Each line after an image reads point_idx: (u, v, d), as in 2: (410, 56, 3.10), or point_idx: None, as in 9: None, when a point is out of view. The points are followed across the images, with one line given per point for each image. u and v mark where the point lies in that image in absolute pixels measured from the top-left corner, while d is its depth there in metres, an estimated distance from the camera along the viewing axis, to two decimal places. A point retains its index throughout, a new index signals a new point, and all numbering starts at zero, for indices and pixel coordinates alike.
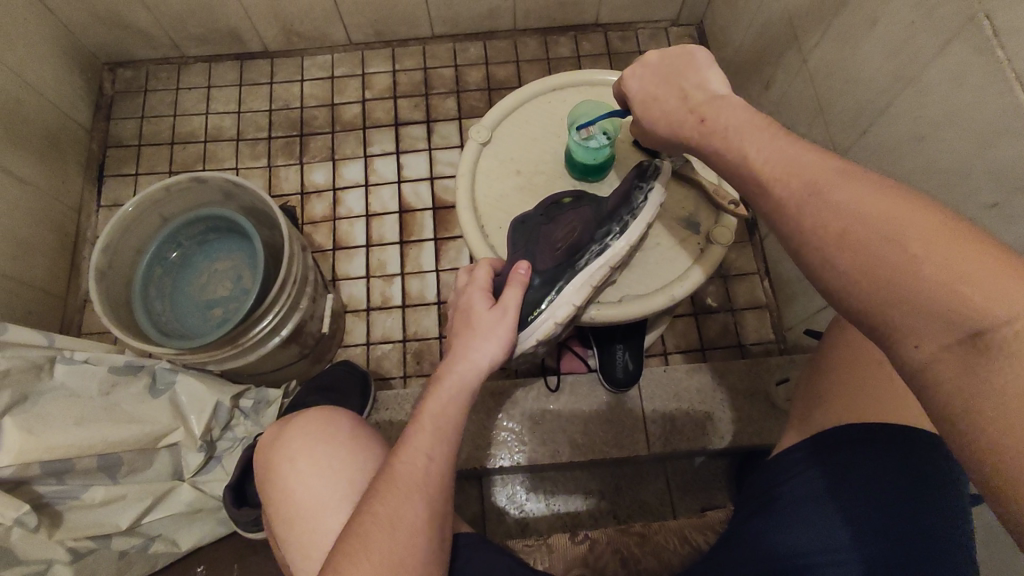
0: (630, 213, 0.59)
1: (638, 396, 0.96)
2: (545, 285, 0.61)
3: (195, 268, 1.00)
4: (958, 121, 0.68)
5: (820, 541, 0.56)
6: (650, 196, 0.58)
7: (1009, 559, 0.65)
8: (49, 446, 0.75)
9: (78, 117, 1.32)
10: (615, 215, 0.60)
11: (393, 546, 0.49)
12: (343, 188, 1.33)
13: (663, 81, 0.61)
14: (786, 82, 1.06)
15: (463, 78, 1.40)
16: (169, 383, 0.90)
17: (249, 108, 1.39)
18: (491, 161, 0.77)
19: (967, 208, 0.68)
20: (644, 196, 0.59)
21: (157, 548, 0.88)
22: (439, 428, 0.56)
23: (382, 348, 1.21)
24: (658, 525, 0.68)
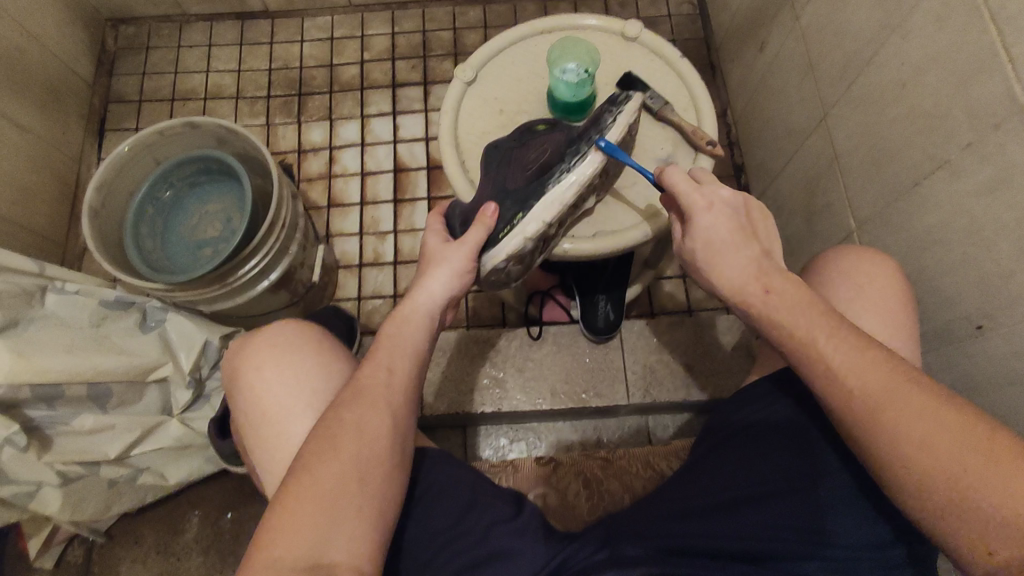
0: (599, 133, 0.60)
1: (620, 347, 0.98)
2: (516, 204, 0.62)
3: (186, 209, 1.02)
4: (937, 65, 0.68)
5: (763, 476, 0.57)
6: (618, 116, 0.60)
7: None
8: (40, 370, 0.76)
9: (80, 71, 1.34)
10: (584, 136, 0.62)
11: (361, 446, 0.51)
12: (339, 147, 1.33)
13: (735, 227, 0.57)
14: (779, 42, 1.04)
15: (461, 41, 1.40)
16: (160, 320, 0.92)
17: (248, 67, 1.40)
18: (475, 98, 0.77)
19: (943, 152, 0.68)
20: (612, 116, 0.61)
21: (145, 480, 0.93)
22: (401, 345, 0.59)
23: (373, 303, 1.22)
24: (624, 452, 0.76)
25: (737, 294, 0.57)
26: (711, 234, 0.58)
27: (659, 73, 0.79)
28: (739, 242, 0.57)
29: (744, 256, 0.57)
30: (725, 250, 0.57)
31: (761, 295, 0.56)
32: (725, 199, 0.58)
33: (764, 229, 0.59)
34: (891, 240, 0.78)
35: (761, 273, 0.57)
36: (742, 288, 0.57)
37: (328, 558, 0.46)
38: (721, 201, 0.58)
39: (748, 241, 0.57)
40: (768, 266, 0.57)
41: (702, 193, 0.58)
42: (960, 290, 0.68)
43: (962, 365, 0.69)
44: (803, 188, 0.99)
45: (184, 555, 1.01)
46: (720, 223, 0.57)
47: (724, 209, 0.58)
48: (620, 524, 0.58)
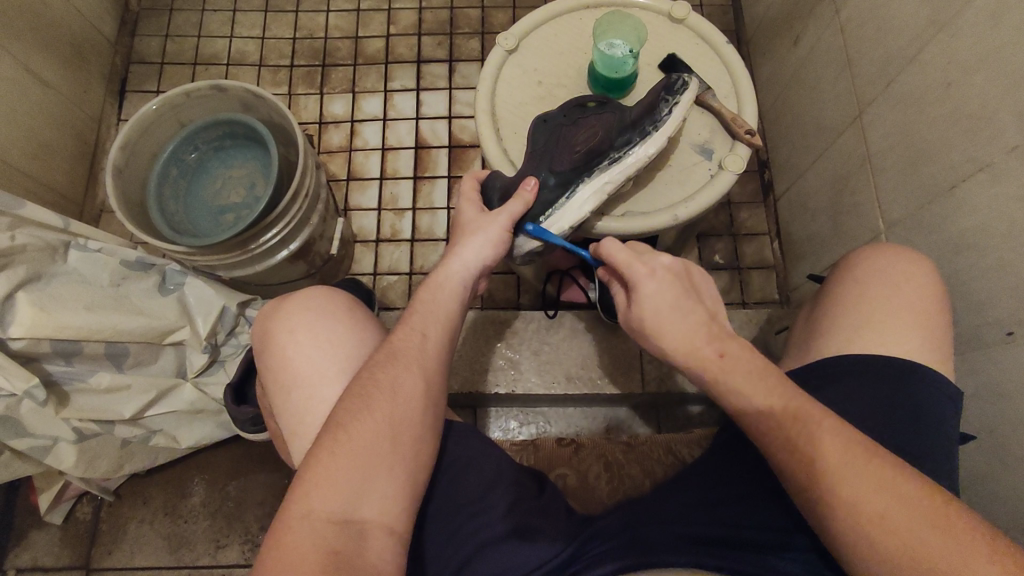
0: (653, 125, 0.64)
1: (637, 335, 0.98)
2: (560, 186, 0.66)
3: (210, 172, 1.02)
4: (986, 66, 0.67)
5: None
6: (675, 109, 0.64)
7: (1010, 503, 0.65)
8: (60, 325, 0.77)
9: (103, 29, 1.32)
10: (637, 124, 0.65)
11: (395, 407, 0.52)
12: (361, 121, 1.32)
13: (679, 307, 0.54)
14: (815, 36, 1.02)
15: (488, 20, 1.38)
16: (179, 284, 0.92)
17: (273, 35, 1.38)
18: (515, 68, 0.77)
19: (986, 154, 0.67)
20: (668, 108, 0.65)
21: (157, 442, 0.93)
22: (434, 311, 0.59)
23: (388, 279, 1.21)
24: (645, 439, 0.76)
25: (690, 355, 0.54)
26: (658, 298, 0.55)
27: (701, 57, 0.78)
28: (686, 304, 0.55)
29: (689, 322, 0.54)
30: (669, 319, 0.54)
31: (715, 356, 0.53)
32: (667, 266, 0.57)
33: (708, 294, 0.58)
34: (922, 241, 0.77)
35: (712, 336, 0.53)
36: (693, 349, 0.53)
37: (358, 515, 0.47)
38: (662, 268, 0.56)
39: (694, 303, 0.55)
40: (716, 330, 0.54)
41: (645, 259, 0.57)
42: (991, 296, 0.67)
43: (987, 372, 0.68)
44: (832, 186, 0.98)
45: (191, 519, 1.01)
46: (663, 290, 0.55)
47: (669, 275, 0.56)
48: (641, 507, 0.57)
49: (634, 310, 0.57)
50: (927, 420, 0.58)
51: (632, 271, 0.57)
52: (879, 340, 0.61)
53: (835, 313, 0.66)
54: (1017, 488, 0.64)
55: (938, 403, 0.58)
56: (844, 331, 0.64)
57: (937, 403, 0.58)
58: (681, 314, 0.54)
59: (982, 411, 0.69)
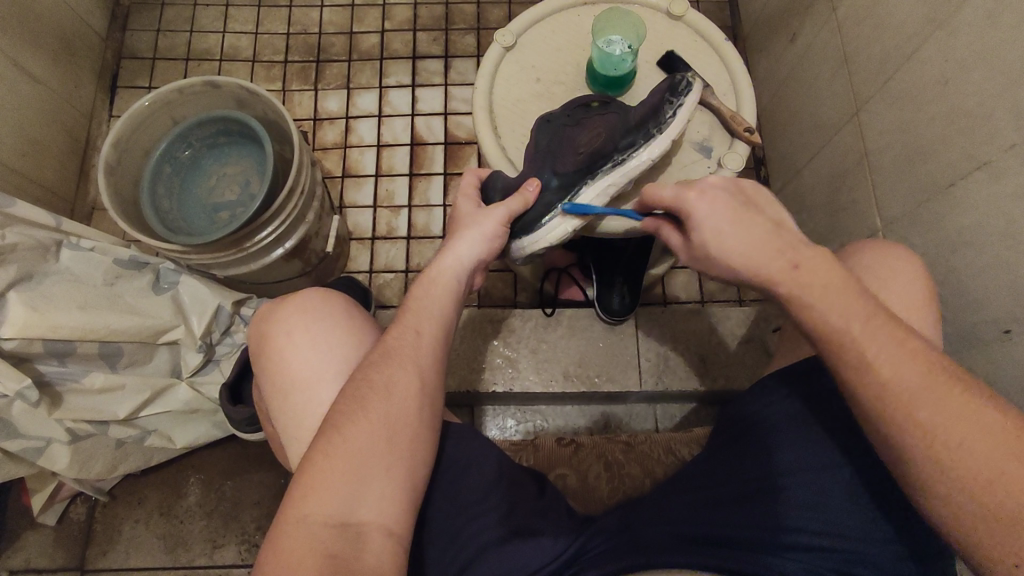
0: (658, 127, 0.63)
1: (634, 332, 0.98)
2: (561, 189, 0.65)
3: (204, 170, 1.01)
4: (983, 64, 0.67)
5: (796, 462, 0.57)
6: (680, 111, 0.63)
7: None
8: (51, 325, 0.76)
9: (93, 24, 1.30)
10: (642, 125, 0.64)
11: (389, 407, 0.51)
12: (356, 117, 1.31)
13: (741, 222, 0.52)
14: (812, 34, 1.02)
15: (484, 15, 1.37)
16: (173, 282, 0.90)
17: (266, 30, 1.37)
18: (513, 65, 0.77)
19: (984, 152, 0.67)
20: (673, 109, 0.64)
21: (152, 443, 0.92)
22: (429, 308, 0.59)
23: (384, 277, 1.21)
24: (645, 438, 0.76)
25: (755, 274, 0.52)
26: (716, 218, 0.52)
27: (700, 53, 0.78)
28: (745, 217, 0.52)
29: (752, 235, 0.52)
30: (727, 236, 0.52)
31: (789, 271, 0.51)
32: (715, 182, 0.54)
33: (767, 203, 0.54)
34: (919, 239, 0.77)
35: (780, 249, 0.51)
36: (762, 264, 0.51)
37: (356, 517, 0.47)
38: (713, 184, 0.54)
39: (753, 213, 0.52)
40: (786, 238, 0.52)
41: (691, 184, 0.54)
42: (989, 293, 0.67)
43: (987, 369, 0.68)
44: (829, 183, 0.98)
45: (186, 519, 1.00)
46: (717, 208, 0.53)
47: (717, 191, 0.53)
48: (643, 508, 0.57)
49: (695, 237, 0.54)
50: None
51: (680, 194, 0.54)
52: None
53: None
54: None
55: None
56: None
57: None
58: (742, 227, 0.52)
59: None
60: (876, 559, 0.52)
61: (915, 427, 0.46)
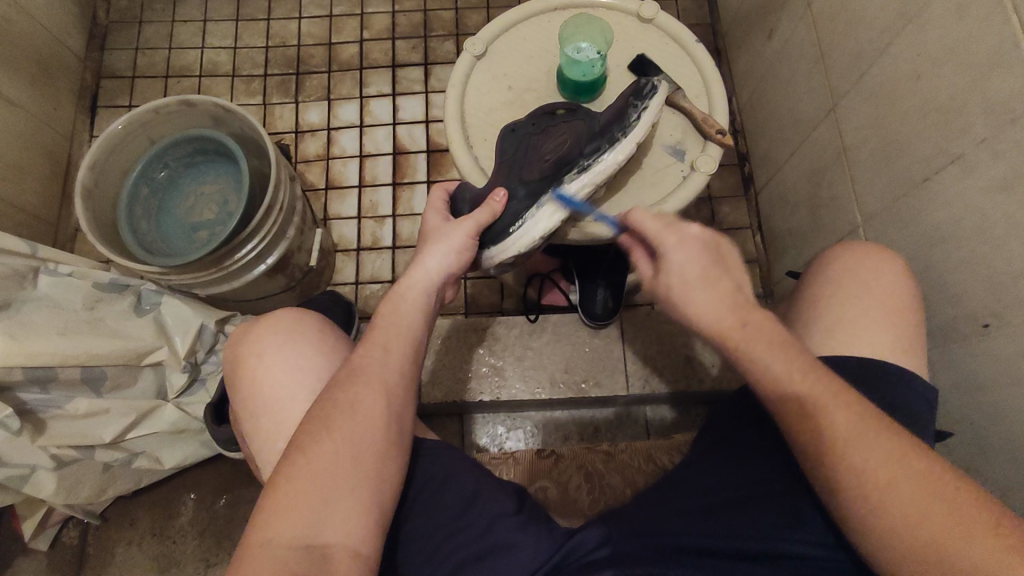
0: (622, 131, 0.63)
1: (620, 336, 0.98)
2: (530, 198, 0.64)
3: (182, 190, 1.01)
4: (953, 59, 0.66)
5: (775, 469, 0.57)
6: (644, 114, 0.63)
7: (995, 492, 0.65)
8: (31, 353, 0.75)
9: (71, 44, 1.30)
10: (607, 130, 0.64)
11: (354, 427, 0.51)
12: (338, 128, 1.30)
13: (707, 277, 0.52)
14: (788, 30, 1.02)
15: (463, 21, 1.36)
16: (154, 304, 0.91)
17: (245, 44, 1.36)
18: (484, 74, 0.77)
19: (956, 147, 0.66)
20: (638, 112, 0.63)
21: (140, 465, 0.92)
22: (397, 324, 0.58)
23: (370, 288, 1.21)
24: (626, 446, 0.76)
25: (712, 327, 0.51)
26: (685, 271, 0.52)
27: (672, 56, 0.77)
28: (712, 276, 0.52)
29: (716, 292, 0.51)
30: (693, 288, 0.52)
31: (739, 329, 0.50)
32: (696, 236, 0.54)
33: (736, 266, 0.54)
34: (898, 235, 0.77)
35: (736, 307, 0.51)
36: (716, 322, 0.51)
37: (321, 539, 0.47)
38: (691, 238, 0.54)
39: (721, 275, 0.52)
40: (744, 301, 0.52)
41: (673, 230, 0.54)
42: (967, 288, 0.67)
43: (968, 364, 0.68)
44: (810, 179, 0.98)
45: (179, 539, 1.00)
46: (690, 260, 0.53)
47: (694, 245, 0.53)
48: (619, 518, 0.57)
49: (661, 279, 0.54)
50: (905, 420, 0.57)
51: (662, 238, 0.55)
52: (853, 340, 0.61)
53: (809, 310, 0.65)
54: (1002, 480, 0.64)
55: (917, 404, 0.58)
56: (820, 332, 0.63)
57: (915, 405, 0.58)
58: (706, 283, 0.52)
59: (965, 403, 0.69)
60: (852, 561, 0.52)
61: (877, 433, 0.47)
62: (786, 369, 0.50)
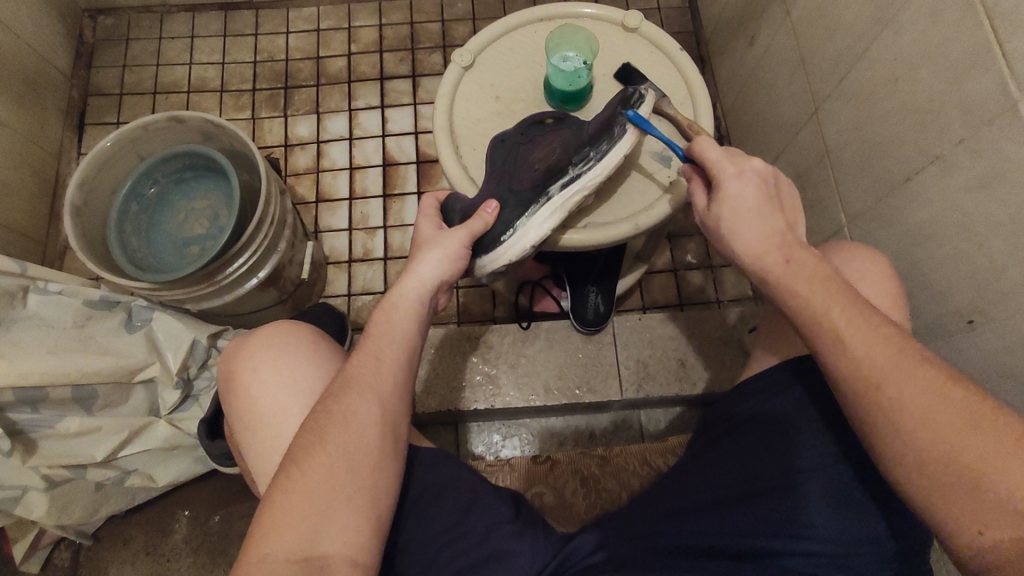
0: (610, 140, 0.64)
1: (613, 342, 0.98)
2: (519, 206, 0.65)
3: (172, 206, 1.00)
4: (929, 62, 0.68)
5: None
6: (632, 124, 0.63)
7: None
8: (20, 372, 0.75)
9: (58, 63, 1.30)
10: (595, 140, 0.65)
11: (349, 437, 0.51)
12: (327, 141, 1.31)
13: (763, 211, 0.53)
14: (770, 36, 1.04)
15: (449, 33, 1.38)
16: (145, 319, 0.90)
17: (232, 59, 1.37)
18: (472, 84, 0.78)
19: (936, 147, 0.68)
20: (625, 122, 0.64)
21: (133, 483, 0.91)
22: (389, 333, 0.59)
23: (363, 299, 1.21)
24: (621, 450, 0.77)
25: (758, 258, 0.53)
26: (741, 199, 0.53)
27: (656, 65, 0.79)
28: (767, 209, 0.53)
29: (771, 224, 0.53)
30: (750, 219, 0.53)
31: (783, 264, 0.51)
32: (757, 169, 0.54)
33: (793, 206, 0.55)
34: (883, 235, 0.78)
35: (784, 242, 0.52)
36: (765, 251, 0.52)
37: (319, 551, 0.47)
38: (754, 170, 0.54)
39: (778, 211, 0.53)
40: (795, 238, 0.53)
41: (735, 160, 0.54)
42: (952, 285, 0.68)
43: (955, 360, 0.69)
44: (795, 182, 0.99)
45: (174, 557, 0.99)
46: (748, 190, 0.53)
47: (755, 176, 0.54)
48: (615, 523, 0.58)
49: (714, 207, 0.55)
50: None
51: (720, 167, 0.55)
52: None
53: None
54: None
55: None
56: None
57: None
58: (763, 216, 0.53)
59: None
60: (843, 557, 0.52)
61: (867, 428, 0.48)
62: None
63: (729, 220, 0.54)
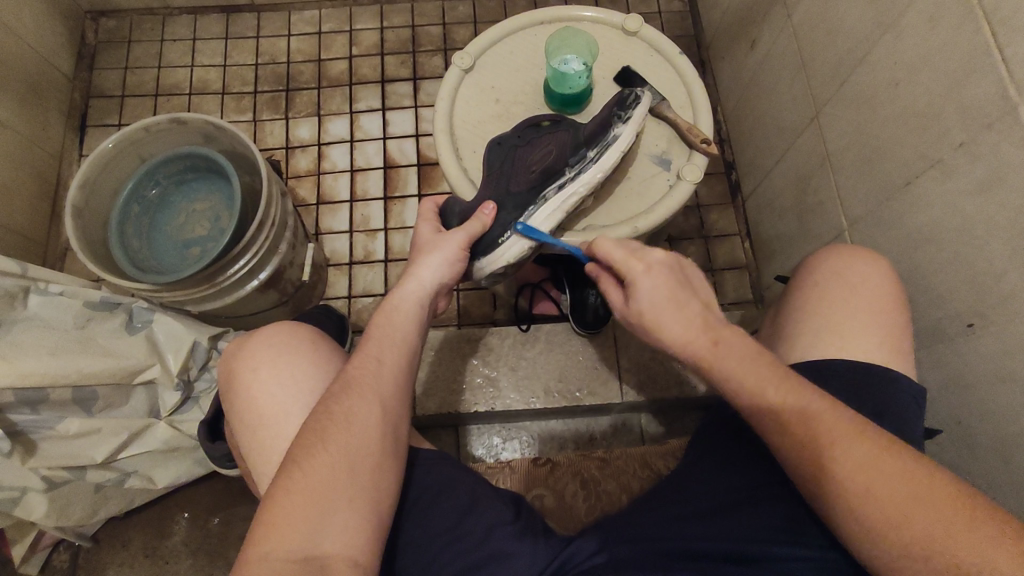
0: (607, 140, 0.65)
1: (613, 344, 0.98)
2: (519, 208, 0.65)
3: (173, 207, 1.01)
4: (929, 65, 0.68)
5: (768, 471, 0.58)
6: (628, 124, 0.64)
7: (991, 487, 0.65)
8: (21, 373, 0.75)
9: (60, 65, 1.30)
10: (592, 141, 0.66)
11: (350, 439, 0.51)
12: (328, 144, 1.31)
13: (677, 307, 0.54)
14: (770, 40, 1.04)
15: (451, 36, 1.38)
16: (147, 321, 0.90)
17: (234, 62, 1.37)
18: (472, 87, 0.78)
19: (936, 151, 0.68)
20: (622, 122, 0.65)
21: (133, 484, 0.91)
22: (390, 335, 0.59)
23: (363, 301, 1.21)
24: (621, 453, 0.77)
25: (684, 349, 0.54)
26: (654, 297, 0.55)
27: (656, 68, 0.79)
28: (681, 300, 0.54)
29: (685, 318, 0.54)
30: (665, 313, 0.54)
31: (710, 347, 0.53)
32: (660, 261, 0.56)
33: (701, 289, 0.57)
34: (883, 238, 0.78)
35: (704, 327, 0.54)
36: (684, 344, 0.53)
37: (319, 552, 0.47)
38: (658, 264, 0.56)
39: (688, 300, 0.55)
40: (714, 321, 0.54)
41: (638, 256, 0.56)
42: (952, 289, 0.68)
43: (955, 364, 0.69)
44: (795, 185, 1.00)
45: (173, 559, 0.99)
46: (659, 286, 0.55)
47: (663, 270, 0.56)
48: (615, 526, 0.57)
49: (631, 304, 0.56)
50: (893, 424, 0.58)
51: (628, 266, 0.57)
52: (841, 344, 0.62)
53: (798, 315, 0.67)
54: (993, 478, 0.65)
55: (907, 405, 0.58)
56: (808, 335, 0.64)
57: (903, 405, 0.58)
58: (677, 309, 0.54)
59: (952, 402, 0.70)
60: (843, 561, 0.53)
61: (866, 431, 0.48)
62: (771, 379, 0.51)
63: (647, 321, 0.55)
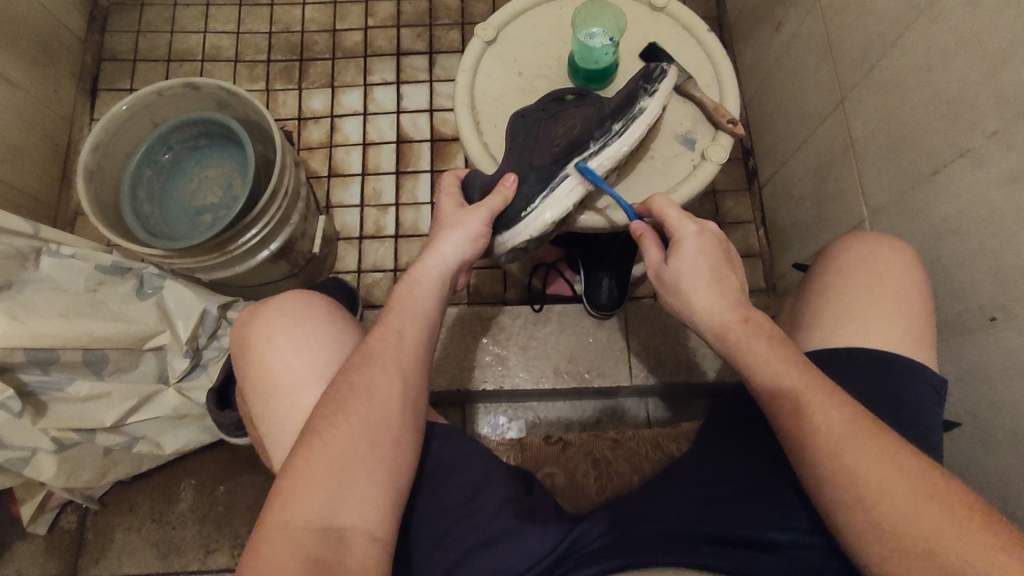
0: (633, 114, 0.63)
1: (624, 327, 0.98)
2: (540, 183, 0.64)
3: (186, 172, 1.00)
4: (964, 51, 0.66)
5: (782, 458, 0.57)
6: (654, 97, 0.63)
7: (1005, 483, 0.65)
8: (33, 333, 0.74)
9: (71, 26, 1.28)
10: (617, 114, 0.64)
11: (370, 410, 0.51)
12: (341, 116, 1.30)
13: (718, 274, 0.55)
14: (797, 23, 1.02)
15: (469, 10, 1.35)
16: (157, 287, 0.89)
17: (248, 29, 1.35)
18: (495, 59, 0.76)
19: (967, 139, 0.66)
20: (648, 95, 0.63)
21: (140, 449, 0.92)
22: (410, 309, 0.58)
23: (373, 276, 1.20)
24: (633, 434, 0.77)
25: (712, 318, 0.54)
26: (700, 257, 0.55)
27: (683, 45, 0.77)
28: (721, 270, 0.55)
29: (723, 285, 0.55)
30: (705, 275, 0.55)
31: (740, 323, 0.53)
32: (712, 230, 0.58)
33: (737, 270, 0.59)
34: (906, 228, 0.77)
35: (737, 302, 0.54)
36: (720, 310, 0.54)
37: (338, 522, 0.47)
38: (709, 231, 0.57)
39: (729, 272, 0.56)
40: (744, 300, 0.55)
41: (692, 220, 0.57)
42: (976, 281, 0.67)
43: (974, 357, 0.68)
44: (816, 173, 0.98)
45: (179, 525, 1.00)
46: (708, 249, 0.56)
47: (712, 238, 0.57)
48: (626, 505, 0.57)
49: (673, 261, 0.56)
50: (911, 414, 0.57)
51: (681, 224, 0.57)
52: (862, 332, 0.61)
53: (818, 302, 0.66)
54: (1007, 473, 0.64)
55: (924, 395, 0.58)
56: (828, 323, 0.64)
57: (921, 396, 0.58)
58: (717, 276, 0.55)
59: (968, 396, 0.69)
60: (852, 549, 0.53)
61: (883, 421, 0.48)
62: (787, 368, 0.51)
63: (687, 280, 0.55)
